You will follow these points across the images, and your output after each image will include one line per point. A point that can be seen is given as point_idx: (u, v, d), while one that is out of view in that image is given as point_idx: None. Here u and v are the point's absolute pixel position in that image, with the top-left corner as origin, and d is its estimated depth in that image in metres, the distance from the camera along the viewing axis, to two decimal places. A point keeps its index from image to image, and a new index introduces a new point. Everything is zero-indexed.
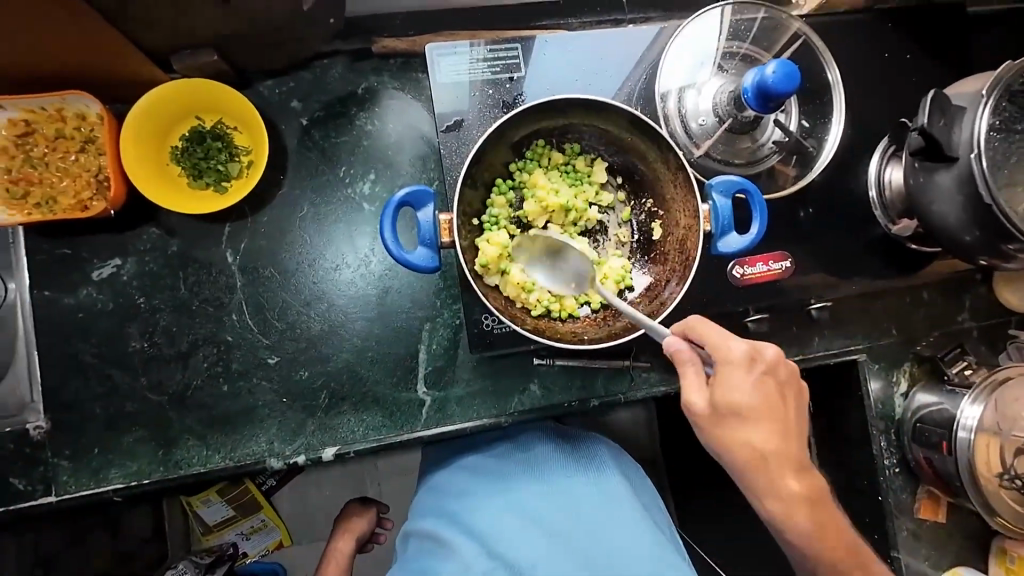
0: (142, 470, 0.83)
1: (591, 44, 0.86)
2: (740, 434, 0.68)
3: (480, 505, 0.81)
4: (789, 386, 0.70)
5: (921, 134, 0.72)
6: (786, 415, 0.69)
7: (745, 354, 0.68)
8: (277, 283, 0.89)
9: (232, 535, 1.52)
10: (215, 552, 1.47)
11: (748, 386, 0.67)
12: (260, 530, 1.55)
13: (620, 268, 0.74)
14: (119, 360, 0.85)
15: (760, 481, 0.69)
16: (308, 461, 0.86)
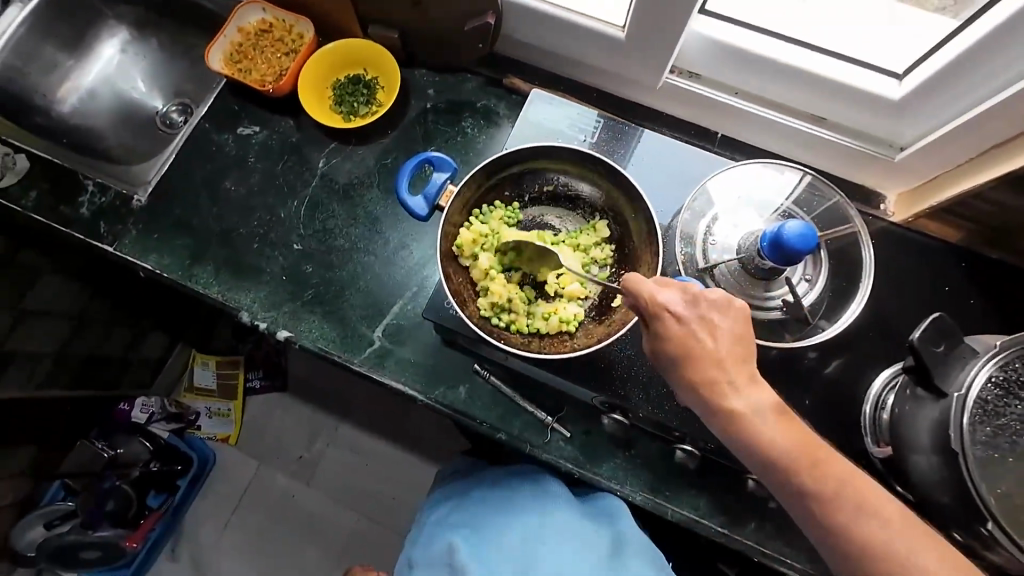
0: (169, 267, 1.06)
1: (660, 148, 0.99)
2: (699, 376, 0.64)
3: (480, 534, 0.90)
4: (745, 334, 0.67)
5: (911, 349, 0.69)
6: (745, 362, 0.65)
7: (682, 297, 0.67)
8: (337, 196, 1.10)
9: (200, 407, 1.78)
10: (181, 409, 1.75)
11: (702, 334, 0.65)
12: (221, 415, 1.77)
13: (571, 313, 0.80)
14: (211, 189, 1.11)
15: (746, 438, 0.63)
16: (266, 330, 1.02)
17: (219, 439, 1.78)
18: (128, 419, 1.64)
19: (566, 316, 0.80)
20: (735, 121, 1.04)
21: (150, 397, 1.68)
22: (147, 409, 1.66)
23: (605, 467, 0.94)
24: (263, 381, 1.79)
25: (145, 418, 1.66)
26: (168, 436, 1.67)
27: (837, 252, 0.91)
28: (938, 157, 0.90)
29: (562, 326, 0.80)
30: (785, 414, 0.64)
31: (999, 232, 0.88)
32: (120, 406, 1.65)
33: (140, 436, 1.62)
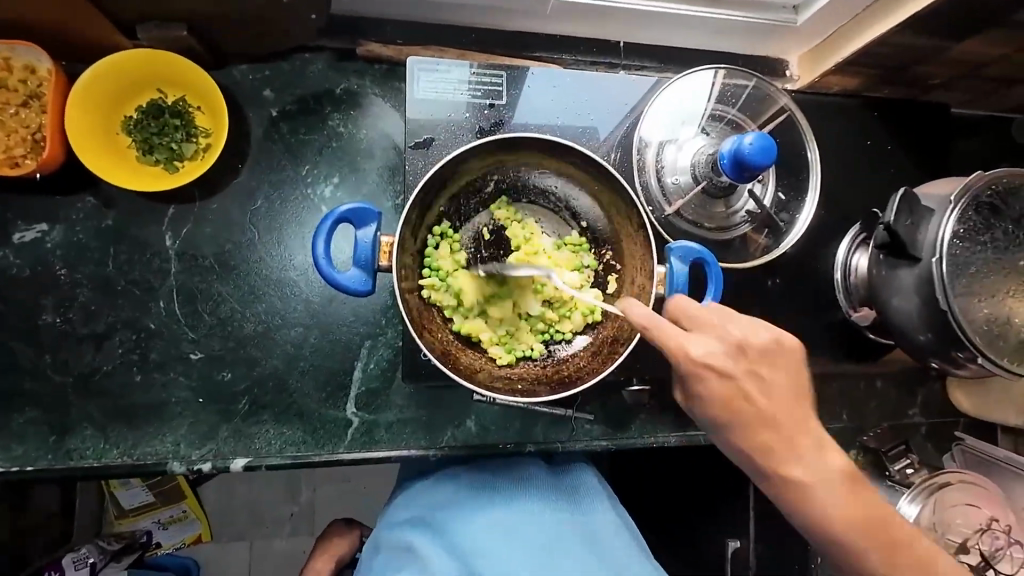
0: (27, 455, 0.76)
1: (576, 84, 0.85)
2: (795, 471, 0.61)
3: (460, 522, 0.80)
4: (807, 425, 0.63)
5: (886, 228, 0.72)
6: (813, 459, 0.62)
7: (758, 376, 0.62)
8: (215, 275, 0.83)
9: (146, 523, 1.51)
10: (125, 539, 1.48)
11: (802, 459, 0.61)
12: (178, 520, 1.53)
13: (589, 298, 0.72)
14: (24, 331, 0.78)
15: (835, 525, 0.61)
16: (213, 469, 0.80)
17: (190, 542, 1.55)
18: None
19: (574, 311, 0.72)
20: (635, 26, 0.92)
21: (77, 550, 1.38)
22: (83, 561, 1.37)
23: (635, 427, 0.94)
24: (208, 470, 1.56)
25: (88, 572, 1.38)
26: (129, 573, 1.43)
27: (777, 140, 0.89)
28: (836, 11, 0.87)
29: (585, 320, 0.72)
30: (847, 474, 0.62)
31: (898, 70, 0.91)
32: None
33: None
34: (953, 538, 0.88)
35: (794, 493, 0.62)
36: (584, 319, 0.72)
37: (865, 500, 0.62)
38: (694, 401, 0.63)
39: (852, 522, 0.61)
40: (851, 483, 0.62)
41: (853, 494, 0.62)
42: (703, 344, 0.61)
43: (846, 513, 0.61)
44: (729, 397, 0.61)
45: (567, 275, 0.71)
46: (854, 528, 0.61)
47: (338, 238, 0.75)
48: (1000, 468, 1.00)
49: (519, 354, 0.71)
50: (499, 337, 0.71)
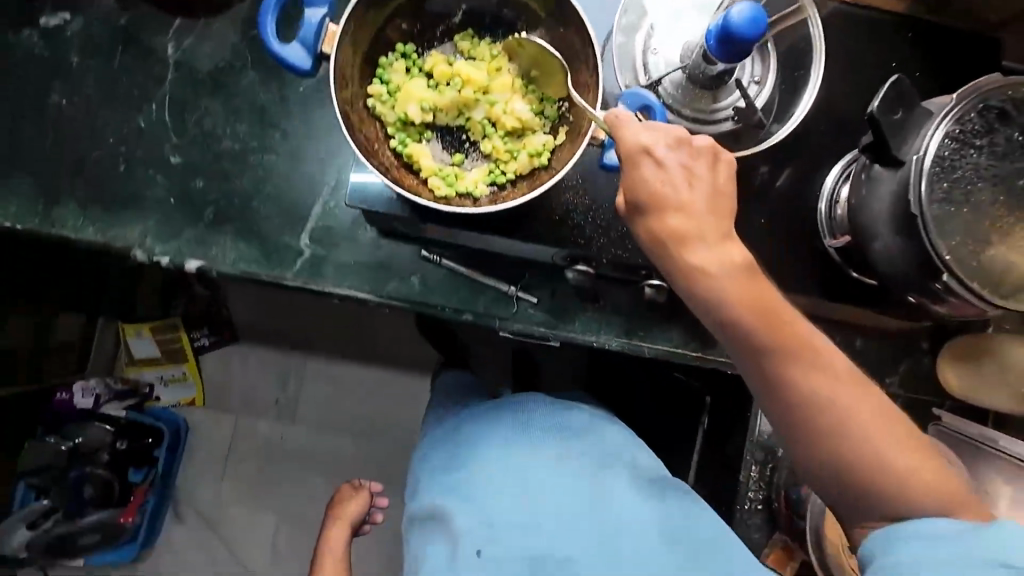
0: (19, 215, 0.85)
1: None
2: (698, 258, 0.58)
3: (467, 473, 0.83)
4: (732, 236, 0.59)
5: (870, 121, 0.65)
6: (746, 282, 0.58)
7: (689, 167, 0.59)
8: (206, 89, 0.89)
9: (150, 376, 1.86)
10: (130, 383, 1.83)
11: (728, 274, 0.58)
12: (176, 380, 1.87)
13: (539, 142, 0.69)
14: (34, 107, 0.86)
15: (733, 324, 0.58)
16: (171, 264, 0.87)
17: (184, 402, 1.88)
18: (73, 404, 1.72)
19: (522, 151, 0.70)
20: None
21: (89, 379, 1.75)
22: (90, 392, 1.74)
23: (579, 323, 0.92)
24: (211, 338, 1.88)
25: (92, 402, 1.74)
26: (126, 413, 1.77)
27: (787, 43, 0.82)
28: None
29: (530, 163, 0.70)
30: (751, 271, 0.59)
31: None
32: (59, 395, 1.71)
33: (97, 420, 1.73)
34: None
35: (698, 281, 0.59)
36: (530, 161, 0.70)
37: (766, 301, 0.58)
38: (623, 195, 0.61)
39: (761, 326, 0.58)
40: (770, 300, 0.58)
41: (779, 321, 0.58)
42: (660, 145, 0.59)
43: (746, 303, 0.58)
44: (646, 182, 0.59)
45: (520, 109, 0.69)
46: (754, 316, 0.58)
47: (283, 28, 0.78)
48: (978, 456, 0.91)
49: (459, 189, 0.68)
50: (441, 170, 0.69)
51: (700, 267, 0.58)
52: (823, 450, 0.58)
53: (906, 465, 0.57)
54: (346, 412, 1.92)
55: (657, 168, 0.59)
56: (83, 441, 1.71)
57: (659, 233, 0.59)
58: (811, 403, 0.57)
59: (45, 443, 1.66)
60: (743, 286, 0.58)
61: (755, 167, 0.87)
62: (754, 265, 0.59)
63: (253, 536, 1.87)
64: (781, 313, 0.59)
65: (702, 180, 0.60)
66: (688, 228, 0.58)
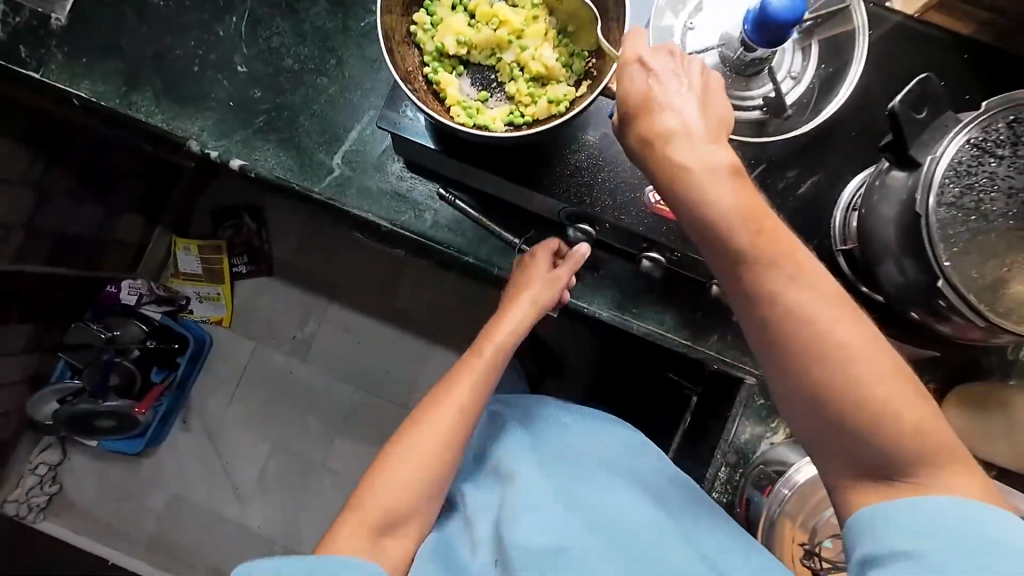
0: (104, 94, 0.97)
1: None
2: (684, 159, 0.59)
3: (490, 471, 0.89)
4: (721, 143, 0.61)
5: (890, 117, 0.64)
6: (737, 191, 0.58)
7: (687, 84, 0.63)
8: (280, 11, 0.98)
9: (188, 291, 2.01)
10: (170, 293, 1.95)
11: (712, 177, 0.58)
12: (210, 298, 2.00)
13: (560, 92, 0.73)
14: (137, 4, 0.98)
15: (717, 226, 0.58)
16: (218, 159, 0.96)
17: (213, 320, 2.02)
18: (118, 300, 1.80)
19: (542, 98, 0.74)
20: None
21: (137, 278, 1.86)
22: (135, 291, 1.83)
23: (574, 287, 0.94)
24: (249, 266, 2.01)
25: (134, 300, 1.84)
26: (161, 317, 1.88)
27: (832, 44, 0.83)
28: None
29: (548, 110, 0.73)
30: (739, 177, 0.59)
31: None
32: (108, 288, 1.81)
33: (135, 319, 1.84)
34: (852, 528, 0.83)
35: (683, 182, 0.59)
36: (548, 108, 0.73)
37: (749, 208, 0.58)
38: (619, 108, 0.64)
39: (745, 232, 0.57)
40: (755, 208, 0.58)
41: (765, 231, 0.57)
42: (655, 56, 0.63)
43: (732, 207, 0.58)
44: (643, 92, 0.62)
45: (547, 59, 0.73)
46: (737, 220, 0.57)
47: None
48: None
49: (477, 121, 0.73)
50: (464, 102, 0.74)
51: (689, 170, 0.59)
52: (808, 377, 0.55)
53: (895, 402, 0.54)
54: (355, 359, 2.00)
55: (653, 80, 0.62)
56: (121, 333, 1.82)
57: (651, 136, 0.61)
58: (792, 322, 0.55)
59: (87, 326, 1.78)
60: (734, 193, 0.58)
61: (779, 165, 0.86)
62: (742, 175, 0.59)
63: (248, 456, 1.98)
64: (767, 221, 0.58)
65: (699, 96, 0.62)
66: (679, 131, 0.60)
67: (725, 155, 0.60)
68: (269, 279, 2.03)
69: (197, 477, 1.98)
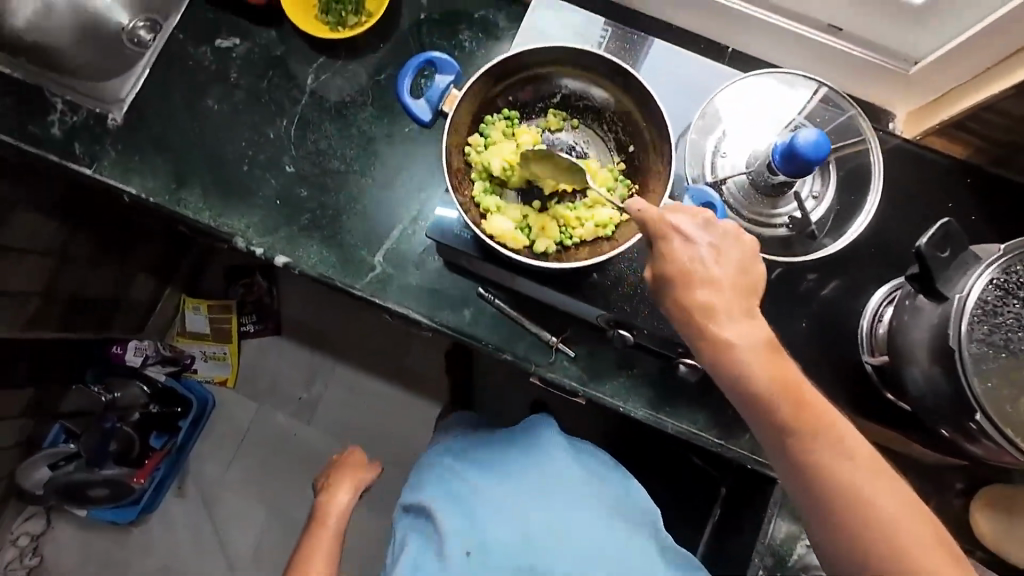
0: (153, 190, 1.00)
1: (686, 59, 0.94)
2: (724, 331, 0.65)
3: (467, 488, 0.95)
4: (756, 317, 0.67)
5: (917, 255, 0.69)
6: (772, 362, 0.64)
7: (717, 249, 0.68)
8: (329, 117, 1.03)
9: (194, 349, 1.95)
10: (174, 352, 1.90)
11: (752, 351, 0.64)
12: (216, 358, 1.95)
13: (606, 216, 0.78)
14: (190, 105, 1.03)
15: (756, 393, 0.64)
16: (264, 256, 0.99)
17: (216, 380, 1.96)
18: (122, 362, 1.76)
19: (588, 220, 0.79)
20: (744, 30, 0.98)
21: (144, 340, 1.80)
22: (141, 352, 1.78)
23: (608, 384, 0.96)
24: (257, 325, 1.98)
25: (140, 361, 1.78)
26: (166, 378, 1.82)
27: (847, 169, 0.91)
28: (955, 67, 0.87)
29: (594, 233, 0.78)
30: (773, 346, 0.66)
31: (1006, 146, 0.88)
32: (113, 349, 1.75)
33: (139, 380, 1.78)
34: None
35: (727, 354, 0.65)
36: (594, 230, 0.78)
37: (785, 376, 0.64)
38: (654, 266, 0.70)
39: (780, 397, 0.63)
40: (789, 374, 0.64)
41: (800, 399, 0.63)
42: (685, 220, 0.69)
43: (770, 376, 0.64)
44: (669, 250, 0.68)
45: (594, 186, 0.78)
46: (776, 388, 0.63)
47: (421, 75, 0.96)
48: None
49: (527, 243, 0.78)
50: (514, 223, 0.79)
51: (737, 345, 0.64)
52: (839, 521, 0.61)
53: (922, 550, 0.59)
54: (362, 422, 1.96)
55: (682, 248, 0.68)
56: (121, 395, 1.76)
57: (689, 306, 0.67)
58: (821, 477, 0.61)
59: (89, 389, 1.72)
60: (770, 365, 0.64)
61: (803, 275, 0.92)
62: (775, 347, 0.66)
63: (242, 527, 1.90)
64: (800, 385, 0.64)
65: (735, 272, 0.68)
66: (722, 307, 0.66)
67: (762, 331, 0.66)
68: (276, 338, 1.99)
69: (188, 548, 1.89)
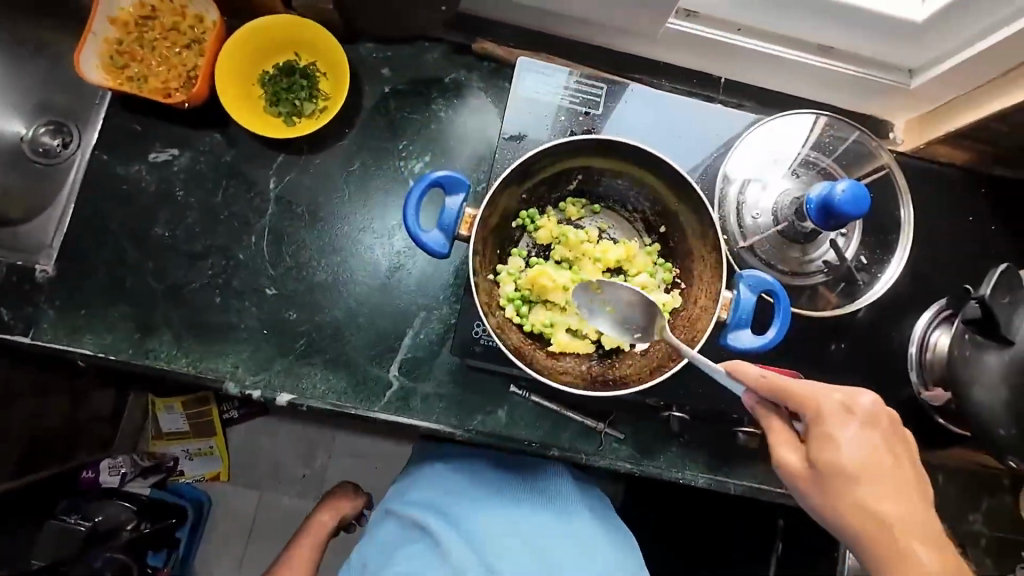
0: (112, 346, 0.86)
1: (685, 107, 0.87)
2: (842, 465, 0.61)
3: (463, 506, 0.86)
4: (872, 430, 0.63)
5: (979, 302, 0.71)
6: (906, 471, 0.63)
7: (840, 403, 0.63)
8: (304, 223, 0.91)
9: (177, 450, 1.56)
10: (156, 459, 1.51)
11: (857, 467, 0.61)
12: (204, 454, 1.58)
13: (657, 304, 0.76)
14: (136, 237, 0.89)
15: (845, 517, 0.62)
16: (261, 397, 0.86)
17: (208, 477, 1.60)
18: (98, 486, 1.35)
19: None
20: (735, 62, 0.92)
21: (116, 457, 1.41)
22: (116, 469, 1.39)
23: (663, 457, 0.91)
24: (241, 410, 1.60)
25: (117, 480, 1.38)
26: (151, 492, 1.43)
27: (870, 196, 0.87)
28: (956, 80, 0.85)
29: (649, 324, 0.76)
30: (879, 453, 0.62)
31: (1014, 150, 0.88)
32: (82, 474, 1.35)
33: (119, 496, 1.34)
34: None
35: (815, 477, 0.63)
36: None
37: (889, 497, 0.61)
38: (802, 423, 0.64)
39: (875, 522, 0.61)
40: (883, 479, 0.62)
41: (892, 516, 0.61)
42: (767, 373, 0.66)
43: (867, 495, 0.61)
44: (787, 393, 0.64)
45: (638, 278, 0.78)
46: (876, 515, 0.61)
47: (429, 203, 0.85)
48: None
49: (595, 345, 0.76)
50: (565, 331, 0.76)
51: (821, 407, 0.62)
52: None
53: None
54: (378, 492, 1.60)
55: (800, 396, 0.63)
56: (101, 520, 1.25)
57: (829, 456, 0.62)
58: None
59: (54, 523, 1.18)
60: (901, 473, 0.63)
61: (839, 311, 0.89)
62: (885, 450, 0.63)
63: None
64: (898, 491, 0.62)
65: (845, 402, 0.63)
66: (845, 403, 0.63)
67: (892, 440, 0.64)
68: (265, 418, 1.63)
69: None
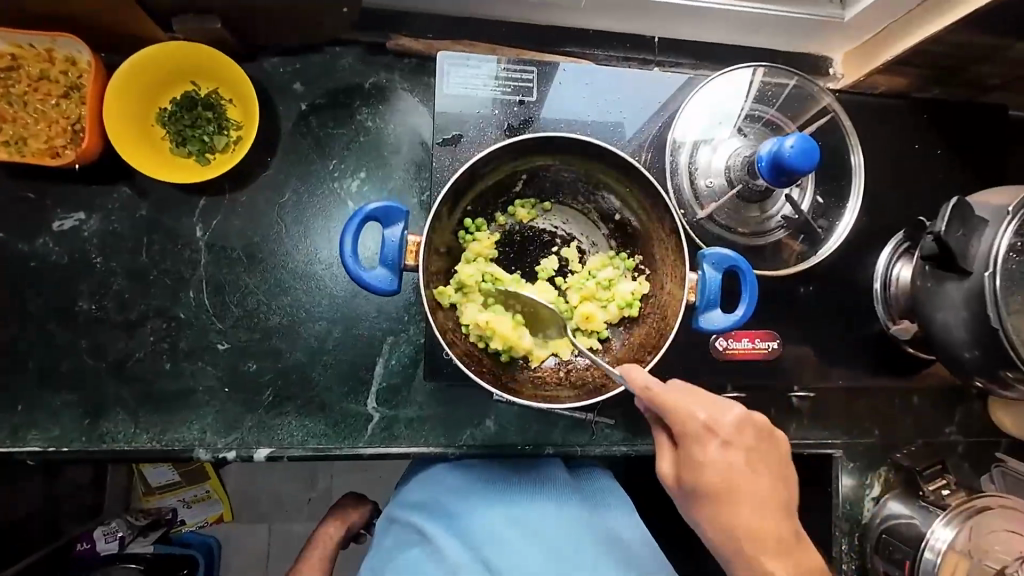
0: (62, 437, 0.80)
1: (622, 78, 0.83)
2: (707, 474, 0.66)
3: (465, 504, 0.81)
4: (721, 436, 0.66)
5: (935, 238, 0.70)
6: (762, 479, 0.68)
7: (707, 423, 0.66)
8: (243, 267, 0.85)
9: (172, 501, 1.43)
10: (152, 515, 1.41)
11: (717, 477, 0.66)
12: (202, 499, 1.44)
13: (628, 291, 0.76)
14: (60, 316, 0.81)
15: (719, 531, 0.67)
16: (238, 458, 0.81)
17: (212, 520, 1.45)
18: (96, 555, 1.31)
19: (611, 301, 0.75)
20: (666, 21, 0.88)
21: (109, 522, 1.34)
22: (113, 535, 1.33)
23: None
24: None
25: (116, 546, 1.33)
26: (155, 547, 1.35)
27: (818, 141, 0.86)
28: (887, 7, 0.82)
29: (622, 313, 0.75)
30: (722, 457, 0.66)
31: (951, 70, 0.87)
32: (77, 547, 1.29)
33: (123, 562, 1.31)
34: (991, 566, 0.82)
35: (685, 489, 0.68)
36: (620, 310, 0.75)
37: (755, 513, 0.66)
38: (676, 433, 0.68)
39: (743, 533, 0.66)
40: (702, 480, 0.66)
41: (747, 531, 0.66)
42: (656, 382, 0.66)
43: (746, 517, 0.66)
44: (667, 410, 0.66)
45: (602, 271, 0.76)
46: (728, 525, 0.66)
47: (366, 235, 0.81)
48: None
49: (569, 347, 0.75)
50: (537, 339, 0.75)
51: (689, 425, 0.66)
52: None
53: None
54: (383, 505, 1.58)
55: (678, 412, 0.66)
56: None
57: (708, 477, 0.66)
58: None
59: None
60: (757, 480, 0.67)
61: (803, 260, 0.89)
62: (713, 432, 0.66)
63: None
64: (713, 489, 0.66)
65: (710, 423, 0.66)
66: (710, 423, 0.66)
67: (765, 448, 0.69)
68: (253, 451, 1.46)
69: None
